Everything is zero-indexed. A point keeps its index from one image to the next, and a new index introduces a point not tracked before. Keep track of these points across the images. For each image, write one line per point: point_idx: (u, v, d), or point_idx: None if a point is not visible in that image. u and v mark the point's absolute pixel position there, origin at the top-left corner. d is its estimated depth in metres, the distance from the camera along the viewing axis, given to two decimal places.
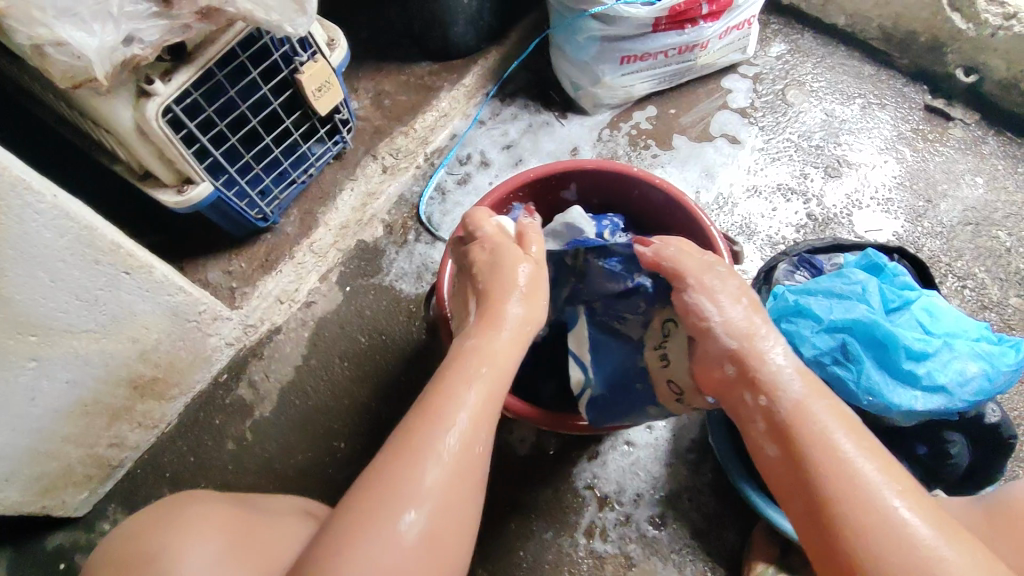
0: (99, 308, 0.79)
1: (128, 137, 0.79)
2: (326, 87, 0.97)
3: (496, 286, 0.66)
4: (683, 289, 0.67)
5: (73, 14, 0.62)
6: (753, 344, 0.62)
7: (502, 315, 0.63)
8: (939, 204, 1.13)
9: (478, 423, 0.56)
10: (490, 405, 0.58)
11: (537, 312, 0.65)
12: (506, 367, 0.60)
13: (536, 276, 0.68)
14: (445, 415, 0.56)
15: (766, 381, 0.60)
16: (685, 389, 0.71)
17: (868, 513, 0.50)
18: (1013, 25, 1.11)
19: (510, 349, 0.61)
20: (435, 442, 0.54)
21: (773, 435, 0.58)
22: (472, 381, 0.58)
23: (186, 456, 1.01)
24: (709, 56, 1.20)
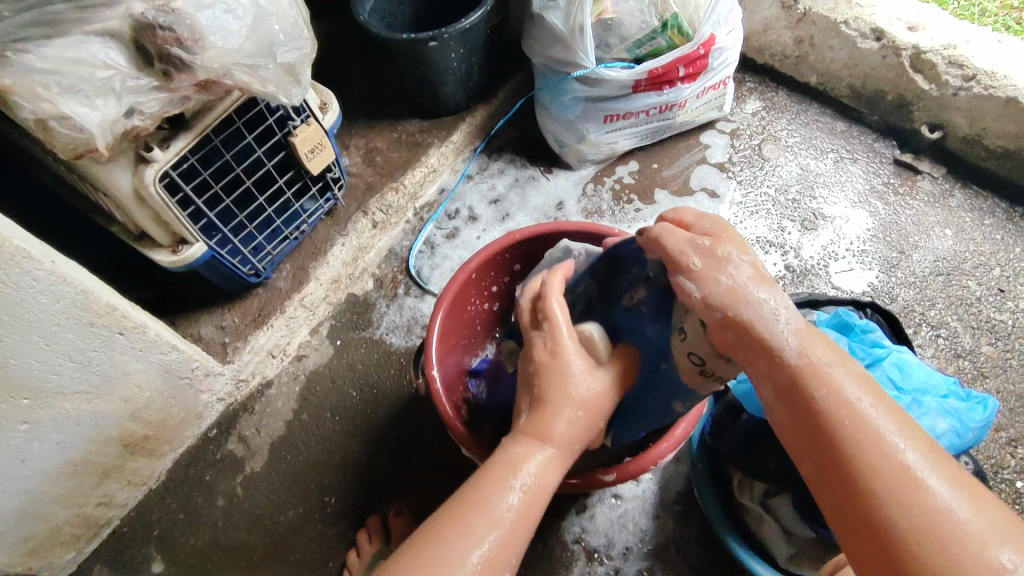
0: (93, 369, 0.80)
1: (126, 201, 0.81)
2: (318, 148, 1.01)
3: (559, 397, 0.62)
4: (678, 268, 0.58)
5: (77, 91, 0.66)
6: (742, 311, 0.55)
7: (552, 430, 0.61)
8: (911, 255, 1.17)
9: (506, 545, 0.57)
10: (522, 521, 0.59)
11: (589, 432, 0.63)
12: (547, 484, 0.60)
13: (596, 399, 0.63)
14: (481, 524, 0.57)
15: (769, 344, 0.55)
16: (705, 359, 0.62)
17: (895, 476, 0.51)
18: (973, 85, 1.15)
19: (555, 467, 0.61)
20: (463, 551, 0.56)
21: (781, 397, 0.56)
22: (515, 488, 0.59)
23: (174, 513, 1.00)
24: (687, 114, 1.25)
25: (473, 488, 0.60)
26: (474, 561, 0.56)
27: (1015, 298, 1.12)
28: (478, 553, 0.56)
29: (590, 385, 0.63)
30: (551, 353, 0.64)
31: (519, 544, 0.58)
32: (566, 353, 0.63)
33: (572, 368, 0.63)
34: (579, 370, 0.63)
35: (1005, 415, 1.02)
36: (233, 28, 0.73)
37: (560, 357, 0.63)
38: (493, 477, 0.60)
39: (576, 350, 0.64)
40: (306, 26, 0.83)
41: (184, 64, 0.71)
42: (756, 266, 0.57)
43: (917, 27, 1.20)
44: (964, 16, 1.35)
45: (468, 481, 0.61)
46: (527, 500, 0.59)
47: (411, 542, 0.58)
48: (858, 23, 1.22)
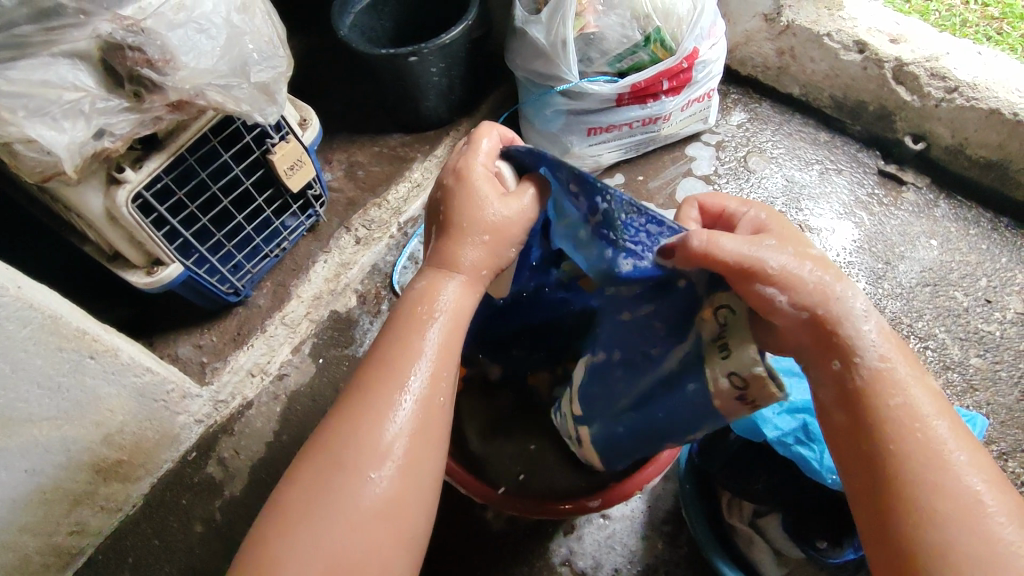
0: (63, 395, 0.78)
1: (98, 223, 0.79)
2: (298, 165, 1.00)
3: (455, 224, 0.57)
4: (757, 271, 0.49)
5: (44, 113, 0.64)
6: (831, 308, 0.50)
7: (453, 258, 0.56)
8: (898, 265, 1.17)
9: (437, 377, 0.54)
10: (444, 359, 0.54)
11: (501, 253, 0.58)
12: (463, 308, 0.57)
13: (508, 221, 0.58)
14: (409, 367, 0.53)
15: (850, 341, 0.50)
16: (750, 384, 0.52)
17: (953, 502, 0.46)
18: (955, 97, 1.15)
19: (468, 295, 0.57)
20: (394, 400, 0.52)
21: (844, 397, 0.50)
22: (432, 324, 0.55)
23: (150, 539, 0.98)
24: (672, 127, 1.24)
25: (394, 338, 0.54)
26: (406, 411, 0.52)
27: (1002, 308, 1.12)
28: (407, 400, 0.52)
29: (501, 208, 0.57)
30: (454, 177, 0.58)
31: (448, 381, 0.55)
32: (472, 177, 0.58)
33: (481, 189, 0.57)
34: (490, 191, 0.57)
35: (995, 428, 1.01)
36: (206, 48, 0.72)
37: (456, 183, 0.58)
38: (404, 321, 0.55)
39: (488, 179, 0.58)
40: (281, 43, 0.82)
41: (155, 85, 0.69)
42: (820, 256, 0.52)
43: (898, 39, 1.21)
44: (944, 27, 1.36)
45: (383, 335, 0.56)
46: (443, 332, 0.55)
47: (338, 407, 0.53)
48: (839, 36, 1.23)
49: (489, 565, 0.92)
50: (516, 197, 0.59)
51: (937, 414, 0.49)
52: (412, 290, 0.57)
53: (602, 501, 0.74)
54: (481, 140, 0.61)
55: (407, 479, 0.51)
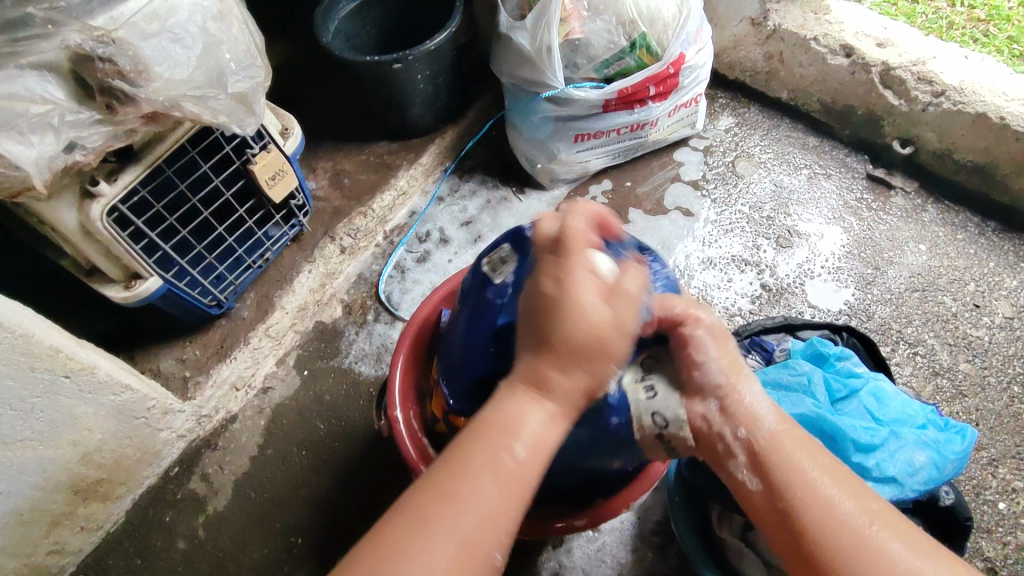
0: (36, 415, 0.76)
1: (73, 238, 0.78)
2: (279, 175, 0.98)
3: (563, 341, 0.52)
4: (694, 324, 0.62)
5: (11, 128, 0.62)
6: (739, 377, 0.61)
7: (549, 378, 0.54)
8: (887, 271, 1.17)
9: (532, 457, 0.54)
10: (522, 476, 0.54)
11: (598, 373, 0.54)
12: (549, 437, 0.55)
13: (617, 334, 0.53)
14: (487, 473, 0.53)
15: (748, 411, 0.60)
16: (669, 425, 0.62)
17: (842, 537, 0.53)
18: (942, 101, 1.15)
19: (555, 424, 0.55)
20: (467, 506, 0.51)
21: (754, 468, 0.59)
22: (518, 443, 0.54)
23: (132, 559, 0.96)
24: (660, 133, 1.24)
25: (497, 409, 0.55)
26: (496, 480, 0.53)
27: (990, 313, 1.11)
28: (499, 471, 0.53)
29: (605, 318, 0.52)
30: (555, 285, 0.52)
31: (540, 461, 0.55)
32: (575, 284, 0.52)
33: (587, 305, 0.51)
34: (596, 308, 0.52)
35: (985, 434, 1.01)
36: (181, 58, 0.70)
37: (571, 289, 0.52)
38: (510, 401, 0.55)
39: (594, 292, 0.52)
40: (259, 53, 0.81)
41: (127, 97, 0.68)
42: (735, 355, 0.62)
43: (885, 44, 1.20)
44: (931, 29, 1.35)
45: (463, 437, 0.56)
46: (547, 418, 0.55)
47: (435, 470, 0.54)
48: (827, 40, 1.22)
49: None
50: (615, 302, 0.52)
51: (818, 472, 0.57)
52: (500, 397, 0.57)
53: (592, 520, 0.73)
54: (574, 232, 0.55)
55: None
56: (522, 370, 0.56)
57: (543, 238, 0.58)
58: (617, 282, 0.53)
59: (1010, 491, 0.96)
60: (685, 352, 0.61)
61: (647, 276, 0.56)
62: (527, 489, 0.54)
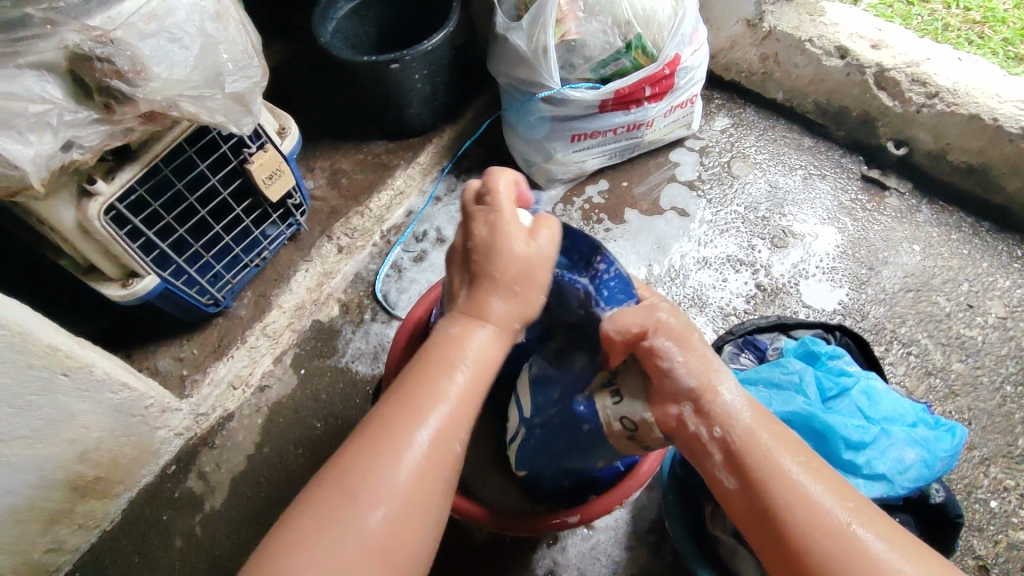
0: (34, 413, 0.77)
1: (71, 237, 0.78)
2: (277, 174, 0.98)
3: (500, 271, 0.56)
4: (655, 334, 0.58)
5: (9, 127, 0.62)
6: (711, 378, 0.59)
7: (487, 306, 0.56)
8: (881, 271, 1.17)
9: (454, 420, 0.54)
10: (458, 415, 0.54)
11: (528, 306, 0.57)
12: (490, 360, 0.56)
13: (536, 265, 0.57)
14: (424, 408, 0.53)
15: (722, 411, 0.58)
16: (638, 425, 0.62)
17: (830, 538, 0.53)
18: (936, 103, 1.16)
19: (491, 348, 0.56)
20: (406, 440, 0.52)
21: (731, 469, 0.57)
22: (456, 373, 0.54)
23: (129, 557, 0.96)
24: (656, 133, 1.24)
25: (415, 375, 0.55)
26: (421, 446, 0.52)
27: (983, 313, 1.12)
28: (422, 440, 0.52)
29: (521, 254, 0.56)
30: (489, 228, 0.57)
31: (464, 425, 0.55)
32: (505, 227, 0.56)
33: (507, 239, 0.56)
34: (515, 238, 0.56)
35: (977, 433, 1.01)
36: (179, 58, 0.71)
37: (501, 232, 0.56)
38: (427, 364, 0.55)
39: (514, 224, 0.57)
40: (256, 53, 0.81)
41: (125, 97, 0.68)
42: (703, 353, 0.59)
43: (880, 45, 1.21)
44: (927, 31, 1.36)
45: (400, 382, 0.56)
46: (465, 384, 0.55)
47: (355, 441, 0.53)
48: (822, 41, 1.23)
49: None
50: (538, 236, 0.58)
51: (797, 468, 0.56)
52: (440, 331, 0.57)
53: (587, 515, 0.73)
54: (497, 184, 0.58)
55: (410, 519, 0.51)
56: (463, 300, 0.58)
57: (470, 199, 0.60)
58: (536, 226, 0.59)
59: (1001, 489, 0.96)
60: (653, 365, 0.59)
61: (559, 225, 0.60)
62: (449, 454, 0.54)
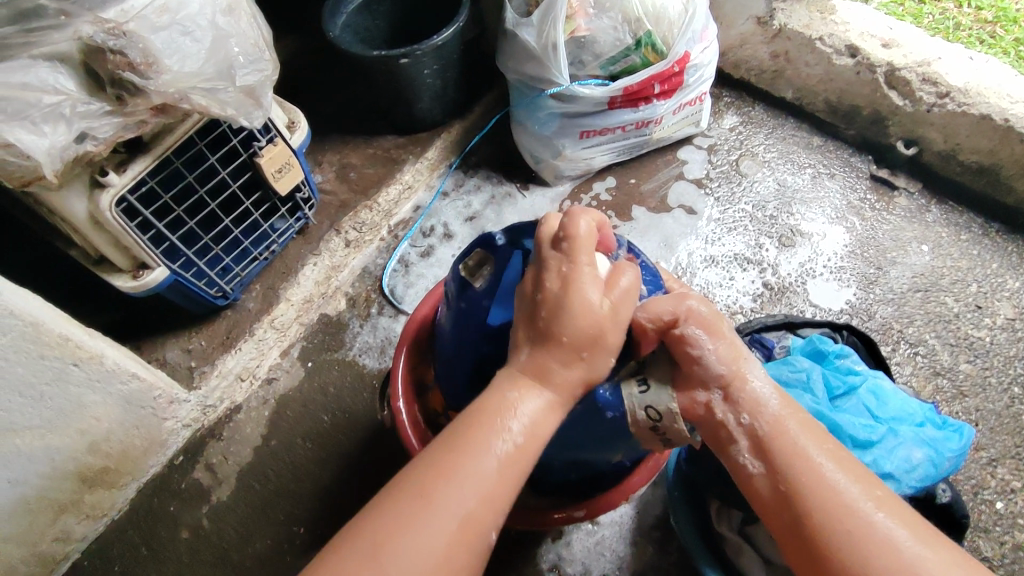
0: (45, 402, 0.77)
1: (82, 227, 0.78)
2: (286, 168, 0.99)
3: (569, 331, 0.56)
4: (686, 322, 0.62)
5: (23, 117, 0.63)
6: (739, 366, 0.62)
7: (548, 369, 0.57)
8: (889, 271, 1.17)
9: (504, 488, 0.54)
10: (513, 476, 0.54)
11: (590, 371, 0.58)
12: (542, 429, 0.56)
13: (601, 326, 0.58)
14: (474, 473, 0.53)
15: (750, 397, 0.61)
16: (662, 416, 0.63)
17: (852, 522, 0.53)
18: (947, 102, 1.15)
19: (550, 414, 0.57)
20: (460, 498, 0.52)
21: (756, 453, 0.59)
22: (503, 441, 0.55)
23: (137, 546, 0.97)
24: (664, 130, 1.24)
25: (474, 430, 0.55)
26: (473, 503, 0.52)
27: (992, 314, 1.12)
28: (473, 499, 0.52)
29: (593, 315, 0.57)
30: (562, 283, 0.57)
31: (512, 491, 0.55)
32: (578, 282, 0.57)
33: (580, 294, 0.57)
34: (587, 297, 0.57)
35: (984, 433, 1.01)
36: (190, 51, 0.71)
37: (571, 285, 0.57)
38: (487, 425, 0.55)
39: (592, 279, 0.58)
40: (267, 46, 0.81)
41: (138, 89, 0.68)
42: (733, 344, 0.63)
43: (891, 44, 1.20)
44: (937, 30, 1.35)
45: (446, 441, 0.56)
46: (523, 450, 0.55)
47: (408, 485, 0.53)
48: (832, 40, 1.23)
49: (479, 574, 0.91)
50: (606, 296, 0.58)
51: (823, 456, 0.57)
52: (495, 391, 0.58)
53: (592, 510, 0.74)
54: (576, 228, 0.59)
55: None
56: (523, 358, 0.58)
57: (548, 239, 0.62)
58: (611, 279, 0.60)
59: (1008, 490, 0.96)
60: (682, 353, 0.62)
61: (637, 277, 0.61)
62: (493, 520, 0.53)
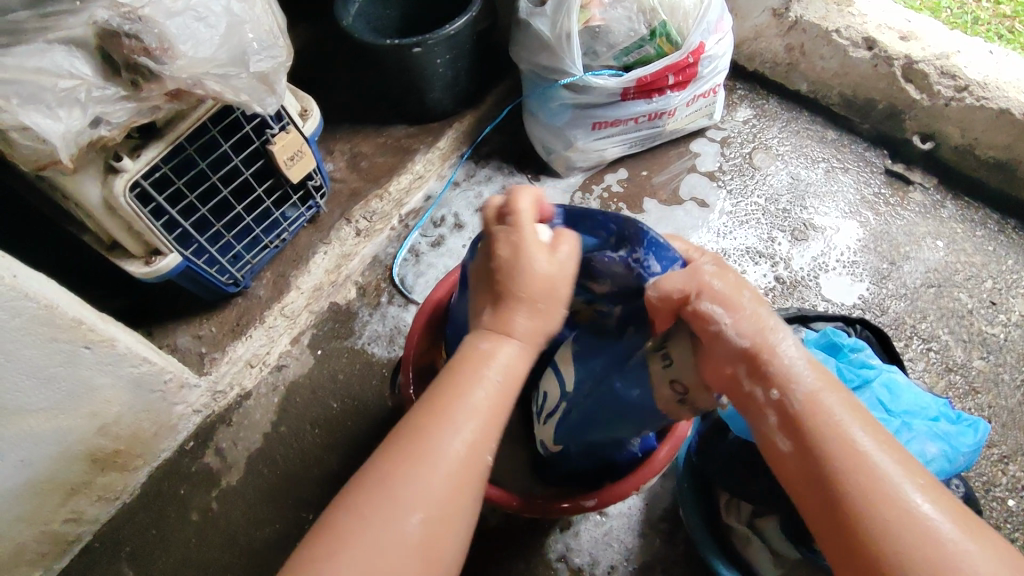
0: (58, 385, 0.78)
1: (96, 212, 0.79)
2: (298, 156, 0.99)
3: (525, 288, 0.55)
4: (700, 297, 0.55)
5: (39, 101, 0.63)
6: (763, 338, 0.54)
7: (515, 321, 0.55)
8: (902, 266, 1.16)
9: (485, 432, 0.53)
10: (492, 420, 0.53)
11: (552, 321, 0.57)
12: (516, 375, 0.55)
13: (561, 279, 0.57)
14: (451, 419, 0.52)
15: (780, 370, 0.53)
16: (689, 388, 0.61)
17: (893, 518, 0.46)
18: (965, 96, 1.14)
19: (523, 358, 0.55)
20: (441, 445, 0.51)
21: (787, 431, 0.52)
22: (480, 387, 0.53)
23: (147, 529, 0.98)
24: (677, 122, 1.23)
25: (445, 382, 0.54)
26: (457, 449, 0.51)
27: (1006, 311, 1.11)
28: (455, 449, 0.51)
29: (546, 269, 0.56)
30: (512, 245, 0.57)
31: (493, 435, 0.53)
32: (528, 248, 0.56)
33: (534, 249, 0.56)
34: (540, 251, 0.56)
35: (996, 431, 1.00)
36: (205, 37, 0.71)
37: (523, 250, 0.56)
38: (455, 377, 0.54)
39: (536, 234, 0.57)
40: (281, 33, 0.81)
41: (152, 74, 0.68)
42: (757, 313, 0.55)
43: (909, 37, 1.19)
44: (956, 24, 1.33)
45: (418, 405, 0.54)
46: (499, 391, 0.54)
47: (386, 448, 0.52)
48: (849, 32, 1.21)
49: (485, 562, 0.91)
50: (562, 252, 0.57)
51: (866, 438, 0.50)
52: (464, 349, 0.56)
53: (601, 500, 0.73)
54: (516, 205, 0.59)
55: (439, 531, 0.50)
56: (487, 315, 0.57)
57: (492, 218, 0.61)
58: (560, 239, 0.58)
59: (1019, 488, 0.95)
60: (701, 331, 0.56)
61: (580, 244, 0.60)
62: (478, 471, 0.52)
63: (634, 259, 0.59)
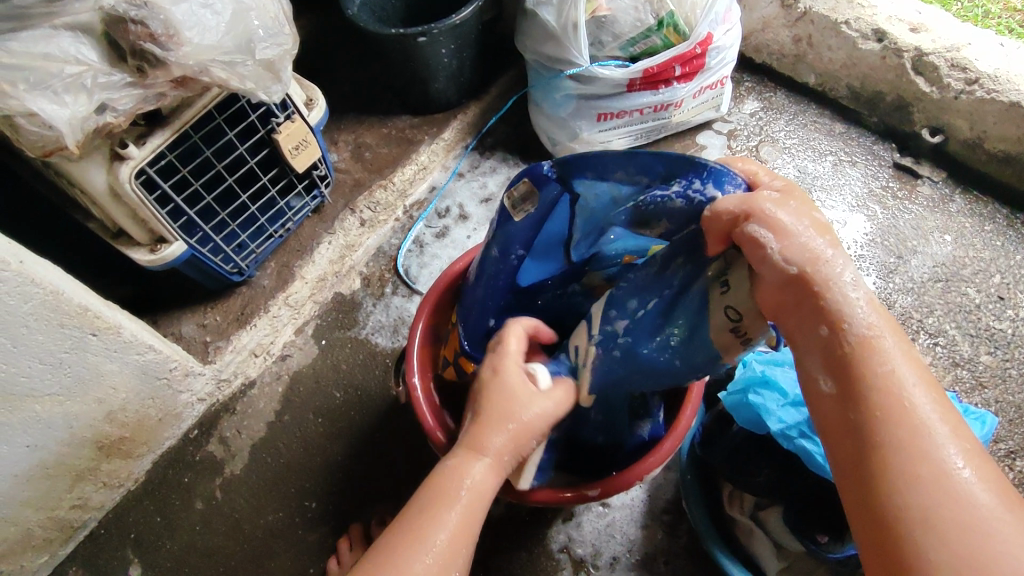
0: (65, 371, 0.79)
1: (101, 199, 0.79)
2: (303, 145, 0.98)
3: (503, 417, 0.60)
4: (748, 220, 0.50)
5: (45, 87, 0.63)
6: (817, 270, 0.48)
7: (487, 439, 0.59)
8: (910, 260, 1.15)
9: (453, 547, 0.55)
10: (461, 536, 0.56)
11: (525, 445, 0.61)
12: (485, 492, 0.58)
13: (538, 418, 0.61)
14: (421, 539, 0.55)
15: (835, 307, 0.48)
16: (745, 316, 0.55)
17: (924, 477, 0.44)
18: (975, 89, 1.13)
19: (491, 476, 0.59)
20: (410, 567, 0.53)
21: (831, 369, 0.49)
22: (449, 507, 0.56)
23: (153, 515, 0.98)
24: (684, 114, 1.22)
25: (420, 500, 0.58)
26: (426, 568, 0.54)
27: (1014, 306, 1.10)
28: (424, 569, 0.53)
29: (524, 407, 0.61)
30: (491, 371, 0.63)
31: (463, 553, 0.56)
32: (506, 374, 0.63)
33: (514, 380, 0.62)
34: (519, 387, 0.62)
35: (1002, 426, 1.00)
36: (211, 23, 0.71)
37: (504, 380, 0.62)
38: (430, 495, 0.57)
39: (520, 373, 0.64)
40: (287, 21, 0.81)
41: (158, 60, 0.68)
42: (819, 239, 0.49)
43: (920, 29, 1.18)
44: (966, 17, 1.32)
45: (390, 532, 0.57)
46: (467, 507, 0.57)
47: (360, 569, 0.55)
48: (858, 24, 1.20)
49: (488, 552, 0.92)
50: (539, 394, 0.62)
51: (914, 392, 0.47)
52: (438, 468, 0.60)
53: (603, 489, 0.72)
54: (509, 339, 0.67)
55: None
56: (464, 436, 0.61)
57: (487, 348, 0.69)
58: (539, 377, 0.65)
59: None
60: (749, 254, 0.51)
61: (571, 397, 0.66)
62: None
63: (692, 188, 0.56)
